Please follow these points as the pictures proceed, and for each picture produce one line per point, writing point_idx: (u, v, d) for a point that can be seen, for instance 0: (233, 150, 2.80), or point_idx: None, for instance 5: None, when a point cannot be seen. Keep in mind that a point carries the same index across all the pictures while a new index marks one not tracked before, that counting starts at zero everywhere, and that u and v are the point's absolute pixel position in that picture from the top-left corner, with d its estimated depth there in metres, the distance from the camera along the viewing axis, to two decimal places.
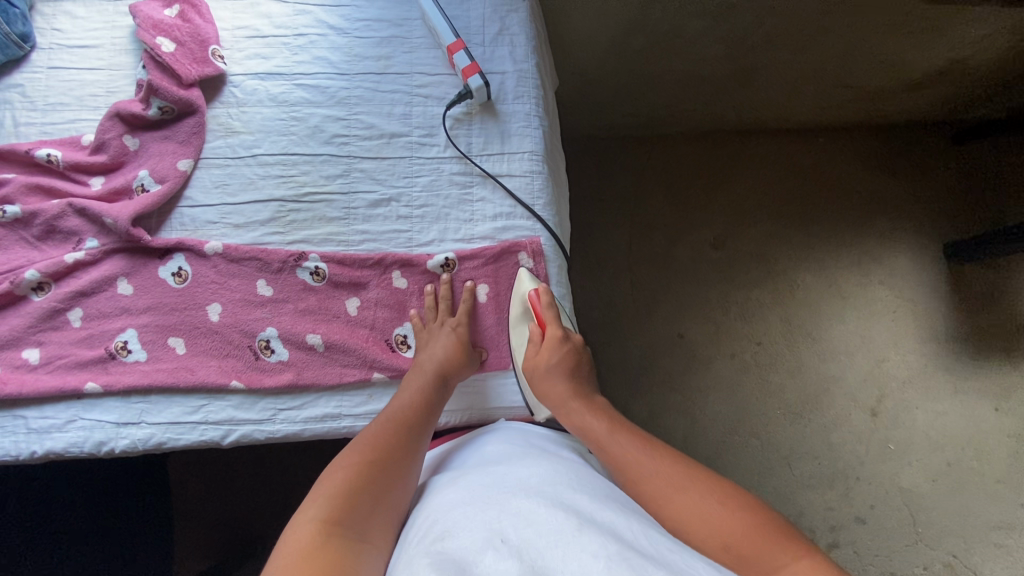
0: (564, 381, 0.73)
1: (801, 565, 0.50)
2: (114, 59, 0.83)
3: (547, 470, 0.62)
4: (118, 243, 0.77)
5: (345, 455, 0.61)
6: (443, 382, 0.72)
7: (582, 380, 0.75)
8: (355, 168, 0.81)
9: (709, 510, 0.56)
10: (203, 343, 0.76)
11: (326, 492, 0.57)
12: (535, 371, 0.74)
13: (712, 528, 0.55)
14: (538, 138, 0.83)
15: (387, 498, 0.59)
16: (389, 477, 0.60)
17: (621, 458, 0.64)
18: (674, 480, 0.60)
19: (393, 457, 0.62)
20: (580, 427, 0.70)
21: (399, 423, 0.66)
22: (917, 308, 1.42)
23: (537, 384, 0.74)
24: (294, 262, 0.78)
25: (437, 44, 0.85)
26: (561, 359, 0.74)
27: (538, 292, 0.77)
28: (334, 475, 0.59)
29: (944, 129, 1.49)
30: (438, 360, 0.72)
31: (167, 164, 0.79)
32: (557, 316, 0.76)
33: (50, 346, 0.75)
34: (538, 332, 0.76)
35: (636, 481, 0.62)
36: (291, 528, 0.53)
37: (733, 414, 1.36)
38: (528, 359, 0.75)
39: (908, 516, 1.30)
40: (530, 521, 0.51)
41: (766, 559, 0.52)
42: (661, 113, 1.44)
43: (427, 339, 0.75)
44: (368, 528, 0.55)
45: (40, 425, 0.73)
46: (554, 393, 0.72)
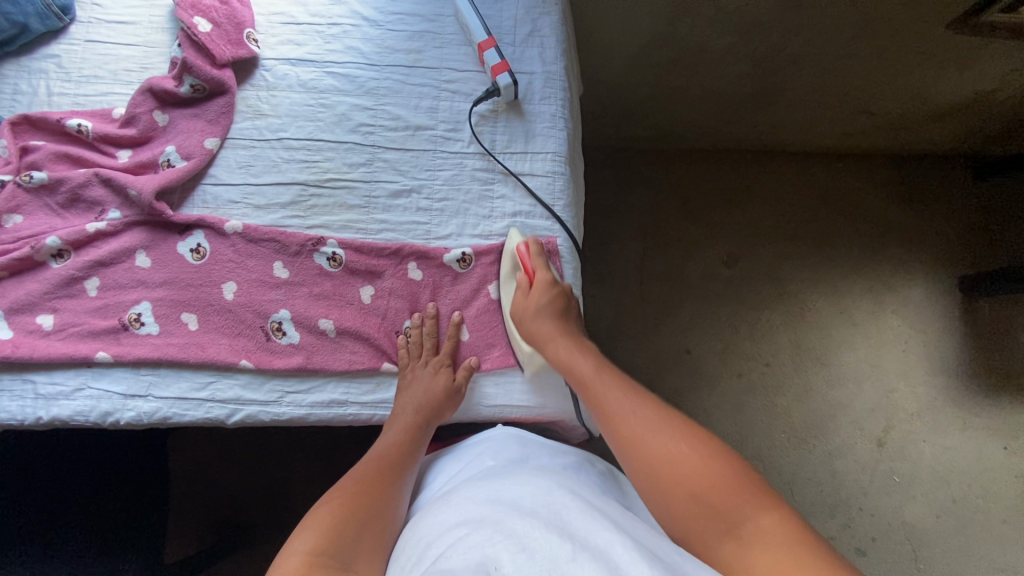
0: (552, 321, 0.74)
1: (768, 521, 0.51)
2: (150, 36, 0.84)
3: (536, 480, 0.60)
4: (140, 216, 0.78)
5: (333, 493, 0.63)
6: (427, 423, 0.73)
7: (569, 325, 0.76)
8: (379, 158, 0.82)
9: (684, 452, 0.57)
10: (216, 321, 0.76)
11: (316, 527, 0.57)
12: (524, 314, 0.75)
13: (684, 471, 0.56)
14: (562, 140, 0.83)
15: (375, 527, 0.59)
16: (375, 509, 0.61)
17: (604, 399, 0.66)
18: (655, 424, 0.61)
19: (378, 491, 0.63)
20: (568, 361, 0.71)
21: (385, 459, 0.68)
22: (929, 340, 1.40)
23: (525, 325, 0.75)
24: (312, 246, 0.78)
25: (468, 42, 0.86)
26: (549, 302, 0.75)
27: (527, 243, 0.78)
28: (323, 510, 0.60)
29: (964, 162, 1.49)
30: (422, 405, 0.72)
31: (194, 142, 0.79)
32: (546, 264, 0.77)
33: (65, 313, 0.75)
34: (527, 281, 0.77)
35: (614, 420, 0.63)
36: (280, 560, 0.53)
37: (736, 435, 1.35)
38: (516, 303, 0.77)
39: (910, 551, 1.27)
40: (522, 544, 0.48)
41: (735, 512, 0.53)
42: (681, 128, 1.45)
43: (413, 379, 0.75)
44: (357, 556, 0.55)
45: (49, 391, 0.73)
46: (543, 331, 0.73)
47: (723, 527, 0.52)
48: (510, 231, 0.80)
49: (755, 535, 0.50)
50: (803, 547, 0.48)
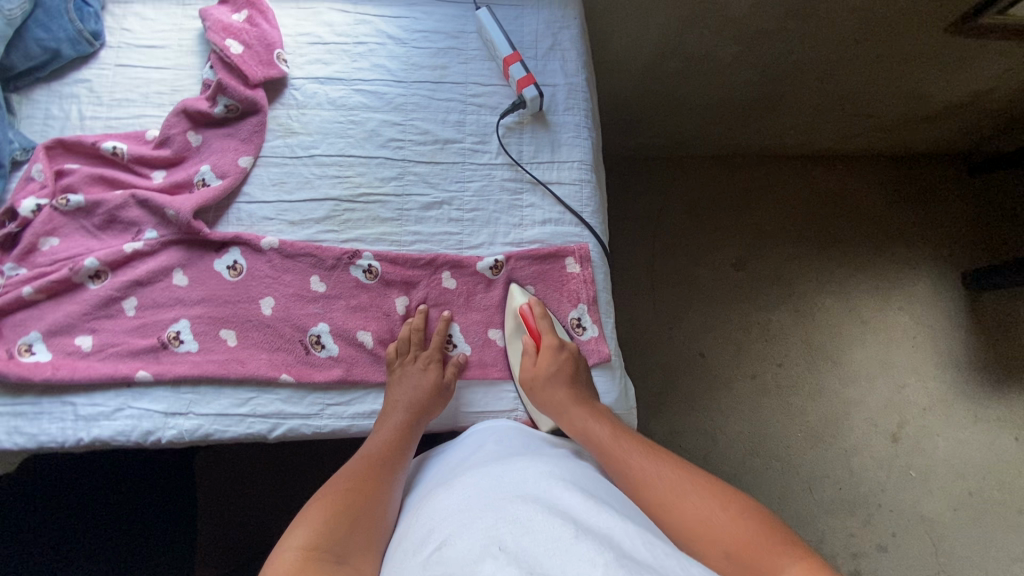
0: (564, 390, 0.72)
1: (802, 565, 0.49)
2: (180, 59, 0.86)
3: (539, 467, 0.61)
4: (177, 234, 0.78)
5: (325, 490, 0.61)
6: (419, 419, 0.71)
7: (583, 389, 0.74)
8: (409, 172, 0.83)
9: (712, 516, 0.56)
10: (255, 336, 0.77)
11: (308, 521, 0.55)
12: (534, 383, 0.74)
13: (714, 533, 0.55)
14: (587, 149, 0.86)
15: (367, 523, 0.58)
16: (367, 506, 0.59)
17: (626, 465, 0.64)
18: (679, 488, 0.60)
19: (369, 486, 0.61)
20: (584, 430, 0.69)
21: (377, 456, 0.66)
22: (935, 334, 1.43)
23: (537, 397, 0.74)
24: (348, 259, 0.79)
25: (491, 57, 0.88)
26: (558, 369, 0.74)
27: (531, 306, 0.79)
28: (314, 506, 0.58)
29: (960, 161, 1.53)
30: (411, 395, 0.72)
31: (228, 161, 0.81)
32: (551, 327, 0.77)
33: (103, 334, 0.75)
34: (532, 346, 0.77)
35: (638, 487, 0.62)
36: (274, 557, 0.52)
37: (754, 435, 1.35)
38: (526, 373, 0.76)
39: (931, 545, 1.28)
40: (526, 528, 0.49)
41: (766, 563, 0.51)
42: (687, 135, 1.48)
43: (402, 370, 0.75)
44: (351, 551, 0.54)
45: (88, 412, 0.73)
46: (555, 399, 0.72)
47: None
48: (512, 288, 0.81)
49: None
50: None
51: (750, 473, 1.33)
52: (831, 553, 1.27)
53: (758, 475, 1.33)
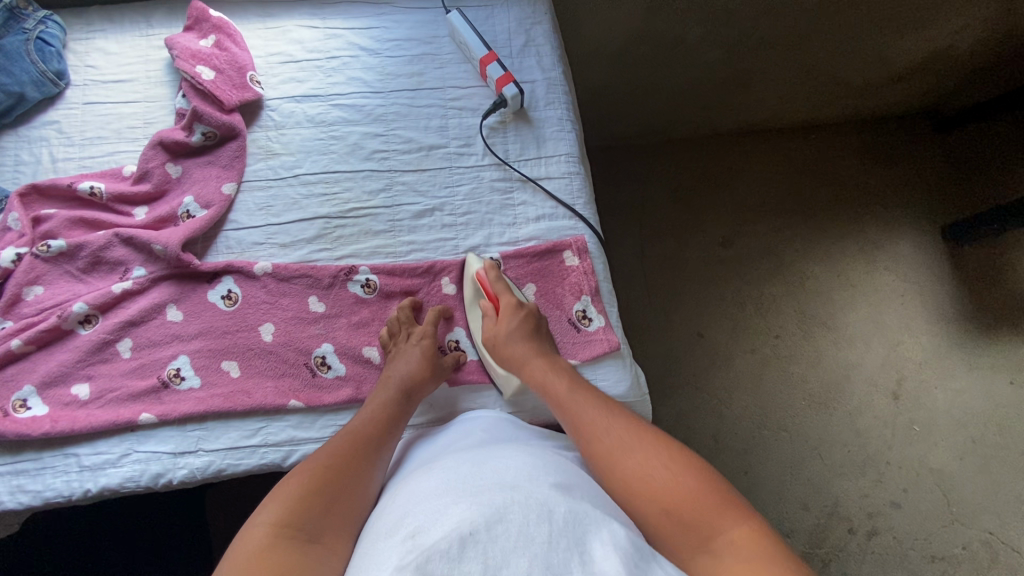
0: (521, 347, 0.71)
1: (740, 531, 0.49)
2: (150, 91, 0.84)
3: (524, 456, 0.59)
4: (166, 269, 0.77)
5: (305, 461, 0.59)
6: (409, 398, 0.69)
7: (544, 345, 0.72)
8: (397, 182, 0.82)
9: (657, 472, 0.56)
10: (258, 364, 0.75)
11: (282, 496, 0.55)
12: (495, 342, 0.73)
13: (659, 485, 0.55)
14: (572, 142, 0.86)
15: (343, 503, 0.57)
16: (347, 484, 0.58)
17: (579, 415, 0.63)
18: (628, 441, 0.59)
19: (352, 464, 0.60)
20: (542, 383, 0.68)
21: (365, 432, 0.64)
22: (922, 289, 1.45)
23: (498, 353, 0.73)
24: (345, 276, 0.78)
25: (467, 59, 0.88)
26: (516, 326, 0.72)
27: (485, 269, 0.77)
28: (291, 480, 0.57)
29: (927, 119, 1.57)
30: (402, 374, 0.70)
31: (211, 189, 0.79)
32: (507, 288, 0.75)
33: (100, 379, 0.73)
34: (492, 307, 0.75)
35: (587, 438, 0.61)
36: (241, 534, 0.52)
37: (760, 409, 1.36)
38: (486, 333, 0.75)
39: (941, 496, 1.30)
40: (501, 516, 0.48)
41: (708, 524, 0.51)
42: (663, 120, 1.49)
43: (396, 348, 0.73)
44: (323, 532, 0.54)
45: (93, 462, 0.70)
46: (514, 355, 0.70)
47: (699, 541, 0.51)
48: (467, 258, 0.80)
49: (728, 548, 0.49)
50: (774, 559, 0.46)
51: (761, 446, 1.33)
52: (847, 516, 1.28)
53: (768, 448, 1.34)
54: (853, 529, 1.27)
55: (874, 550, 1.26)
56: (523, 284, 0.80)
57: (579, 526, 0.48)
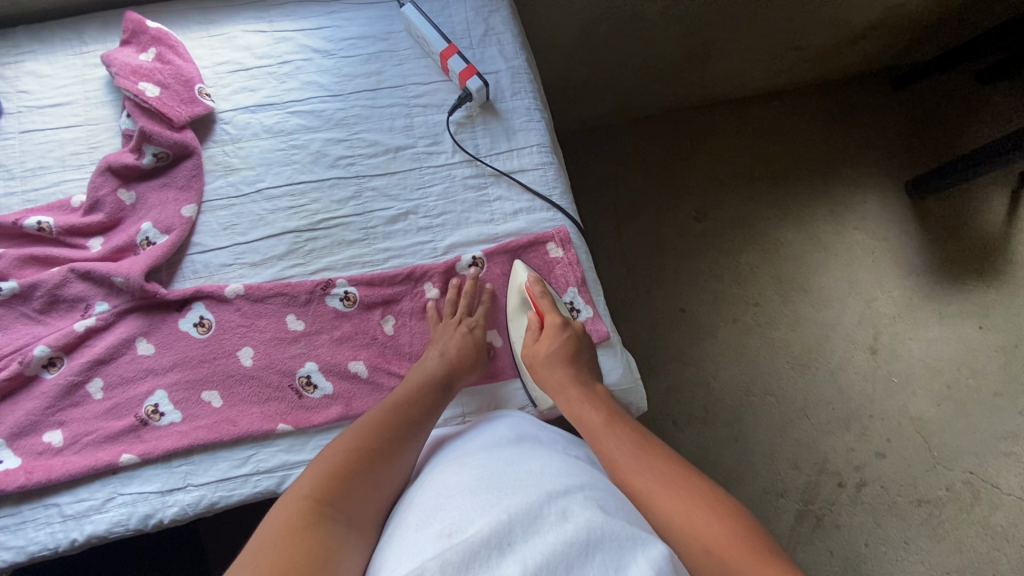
0: (560, 367, 0.70)
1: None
2: (92, 113, 0.79)
3: (558, 462, 0.59)
4: (131, 302, 0.73)
5: (342, 438, 0.61)
6: (445, 384, 0.69)
7: (585, 368, 0.72)
8: (367, 188, 0.79)
9: (696, 513, 0.54)
10: (240, 391, 0.72)
11: (319, 471, 0.57)
12: (534, 360, 0.72)
13: (696, 528, 0.53)
14: (542, 130, 0.84)
15: (377, 487, 0.58)
16: (377, 471, 0.59)
17: (615, 452, 0.63)
18: (670, 482, 0.58)
19: (388, 447, 0.61)
20: (577, 413, 0.68)
21: (397, 417, 0.64)
22: (892, 244, 1.49)
23: (536, 373, 0.72)
24: (322, 290, 0.75)
25: (426, 53, 0.85)
26: (557, 348, 0.71)
27: (531, 283, 0.76)
28: (323, 459, 0.59)
29: (882, 76, 1.60)
30: (445, 360, 0.70)
31: (170, 213, 0.75)
32: (552, 304, 0.75)
33: (74, 424, 0.69)
34: (537, 321, 0.74)
35: (625, 476, 0.60)
36: (281, 502, 0.54)
37: (746, 376, 1.39)
38: (524, 348, 0.74)
39: (923, 443, 1.34)
40: (535, 524, 0.48)
41: (750, 572, 0.48)
42: (628, 98, 1.48)
43: (436, 335, 0.73)
44: (357, 512, 0.56)
45: (76, 510, 0.67)
46: (553, 378, 0.70)
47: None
48: (517, 266, 0.78)
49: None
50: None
51: (749, 413, 1.36)
52: (836, 470, 1.32)
53: (757, 414, 1.36)
54: (843, 483, 1.31)
55: (864, 500, 1.30)
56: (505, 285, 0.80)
57: (615, 539, 0.48)
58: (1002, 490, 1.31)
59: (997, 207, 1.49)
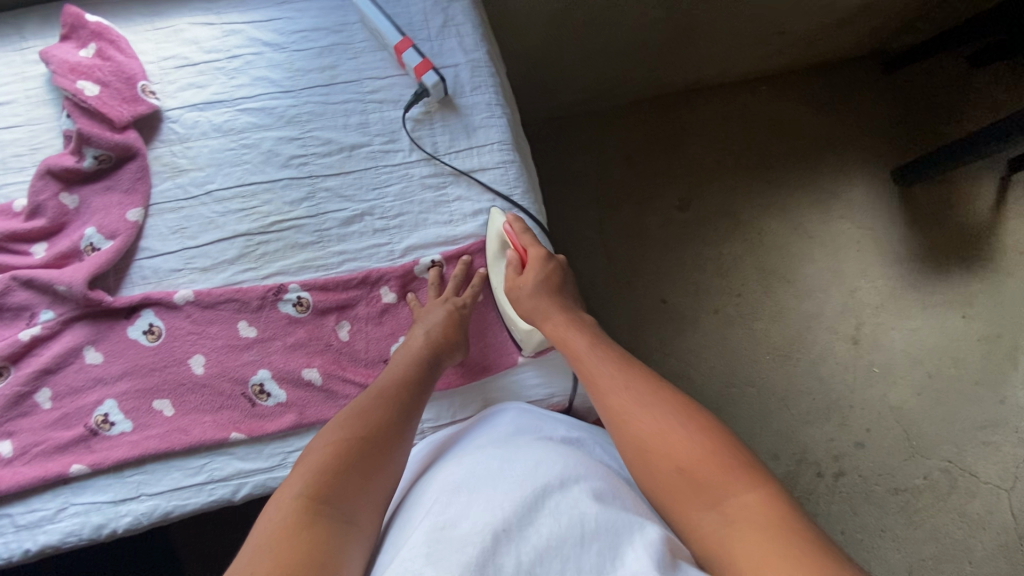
0: (546, 300, 0.71)
1: (750, 497, 0.48)
2: (33, 112, 0.76)
3: (554, 452, 0.57)
4: (77, 309, 0.71)
5: (332, 430, 0.57)
6: (433, 363, 0.67)
7: (567, 301, 0.73)
8: (320, 188, 0.77)
9: (674, 434, 0.54)
10: (192, 400, 0.71)
11: (312, 468, 0.53)
12: (519, 292, 0.72)
13: (670, 448, 0.54)
14: (503, 127, 0.81)
15: (378, 480, 0.55)
16: (377, 459, 0.55)
17: (597, 371, 0.63)
18: (646, 402, 0.58)
19: (382, 433, 0.57)
20: (564, 337, 0.68)
21: (392, 399, 0.61)
22: (877, 232, 1.46)
23: (521, 303, 0.72)
24: (275, 296, 0.74)
25: (382, 46, 0.82)
26: (545, 279, 0.72)
27: (511, 222, 0.75)
28: (316, 450, 0.55)
29: (872, 60, 1.55)
30: (432, 335, 0.69)
31: (115, 217, 0.73)
32: (534, 240, 0.74)
33: (23, 435, 0.68)
34: (517, 257, 0.74)
35: (602, 391, 0.61)
36: (273, 504, 0.50)
37: (727, 367, 1.37)
38: (507, 282, 0.73)
39: (902, 432, 1.34)
40: (529, 521, 0.47)
41: (720, 486, 0.50)
42: (609, 84, 1.44)
43: (423, 314, 0.72)
44: (355, 510, 0.52)
45: (28, 520, 0.66)
46: (540, 308, 0.70)
47: (708, 499, 0.50)
48: (491, 211, 0.78)
49: (739, 510, 0.48)
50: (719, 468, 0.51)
51: (730, 404, 1.35)
52: (815, 460, 1.32)
53: (737, 405, 1.35)
54: (821, 472, 1.31)
55: (842, 489, 1.30)
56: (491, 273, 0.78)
57: (611, 531, 0.46)
58: (979, 478, 1.31)
59: (985, 194, 1.46)
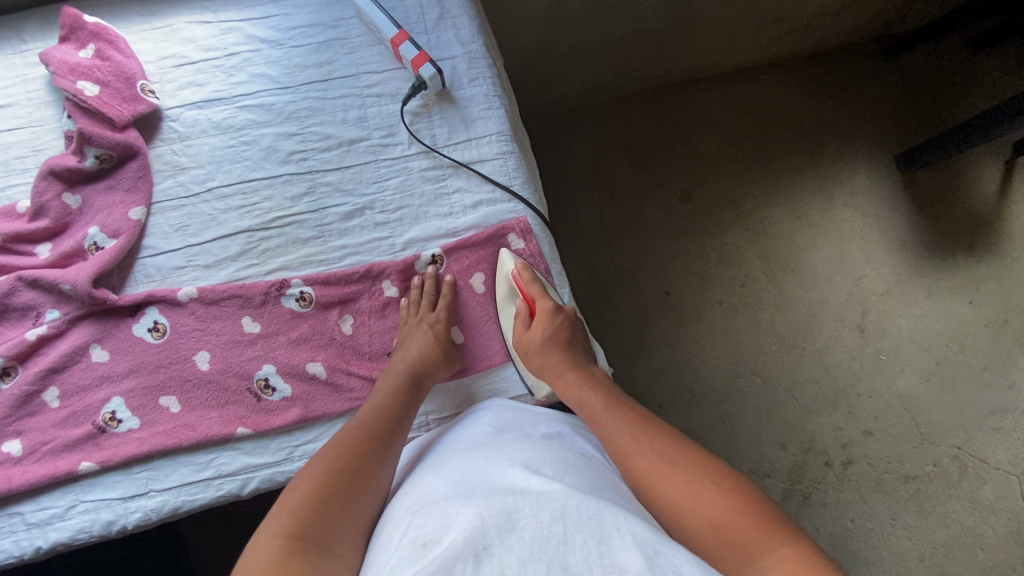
0: (556, 355, 0.70)
1: (785, 553, 0.47)
2: (35, 114, 0.76)
3: (533, 452, 0.57)
4: (83, 308, 0.71)
5: (311, 466, 0.57)
6: (414, 388, 0.68)
7: (578, 353, 0.72)
8: (320, 183, 0.77)
9: (699, 491, 0.53)
10: (198, 396, 0.71)
11: (290, 505, 0.53)
12: (528, 348, 0.71)
13: (699, 511, 0.52)
14: (501, 118, 0.81)
15: (355, 507, 0.55)
16: (354, 489, 0.56)
17: (615, 435, 0.60)
18: (668, 460, 0.56)
19: (358, 462, 0.58)
20: (577, 395, 0.67)
21: (369, 426, 0.62)
22: (882, 220, 1.45)
23: (532, 360, 0.71)
24: (277, 291, 0.74)
25: (379, 40, 0.82)
26: (553, 333, 0.71)
27: (518, 270, 0.75)
28: (293, 488, 0.55)
29: (873, 45, 1.54)
30: (412, 360, 0.69)
31: (118, 216, 0.73)
32: (542, 290, 0.73)
33: (31, 433, 0.69)
34: (526, 309, 0.73)
35: (622, 449, 0.59)
36: (252, 548, 0.50)
37: (732, 357, 1.37)
38: (517, 336, 0.73)
39: (911, 419, 1.33)
40: (513, 524, 0.46)
41: (755, 543, 0.48)
42: (608, 76, 1.43)
43: (405, 338, 0.72)
44: (333, 541, 0.52)
45: (38, 518, 0.67)
46: (551, 365, 0.70)
47: (745, 560, 0.48)
48: (501, 254, 0.77)
49: (776, 567, 0.46)
50: (757, 524, 0.49)
51: (736, 395, 1.35)
52: (823, 449, 1.31)
53: (742, 395, 1.35)
54: (830, 461, 1.31)
55: (851, 478, 1.30)
56: (472, 274, 0.78)
57: (594, 522, 0.47)
58: (990, 464, 1.30)
59: (990, 178, 1.45)
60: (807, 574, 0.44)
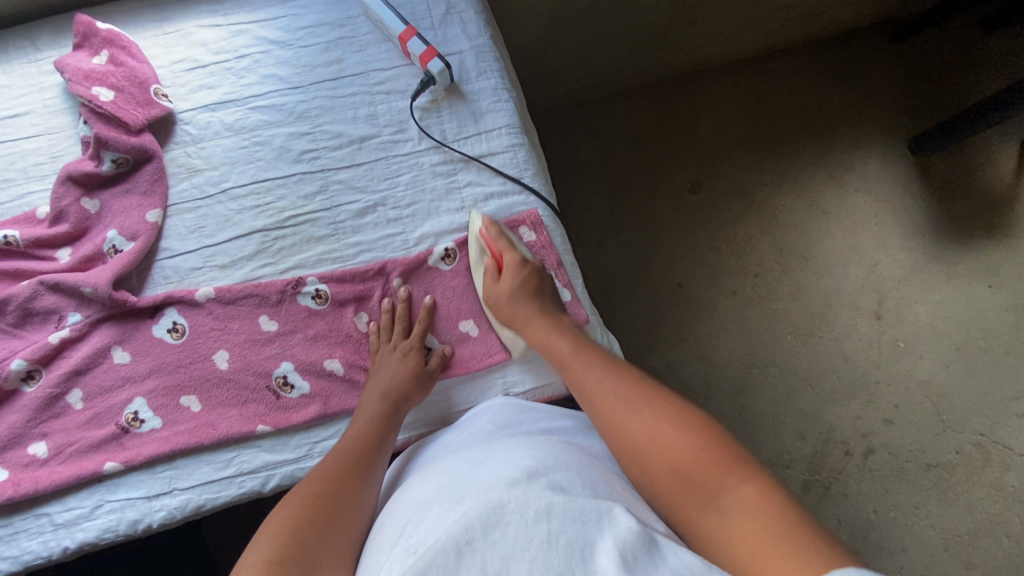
0: (525, 305, 0.72)
1: (746, 491, 0.48)
2: (51, 121, 0.78)
3: (523, 446, 0.57)
4: (103, 311, 0.72)
5: (292, 496, 0.56)
6: (394, 415, 0.68)
7: (547, 303, 0.74)
8: (333, 181, 0.78)
9: (664, 434, 0.54)
10: (218, 395, 0.72)
11: (275, 528, 0.52)
12: (499, 300, 0.73)
13: (663, 451, 0.54)
14: (510, 110, 0.81)
15: (342, 525, 0.54)
16: (339, 508, 0.55)
17: (587, 381, 0.63)
18: (635, 404, 0.58)
19: (341, 486, 0.58)
20: (546, 343, 0.69)
21: (350, 452, 0.63)
22: (896, 206, 1.43)
23: (502, 311, 0.73)
24: (293, 289, 0.74)
25: (386, 37, 0.82)
26: (521, 283, 0.73)
27: (487, 226, 0.75)
28: (279, 512, 0.54)
29: (883, 28, 1.52)
30: (386, 388, 0.69)
31: (136, 219, 0.74)
32: (510, 244, 0.75)
33: (56, 435, 0.70)
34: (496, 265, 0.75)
35: (591, 397, 0.61)
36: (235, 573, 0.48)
37: (748, 348, 1.36)
38: (487, 290, 0.75)
39: (932, 407, 1.31)
40: (498, 519, 0.46)
41: (715, 482, 0.50)
42: (615, 69, 1.43)
43: (380, 364, 0.72)
44: (320, 559, 0.50)
45: (65, 519, 0.68)
46: (519, 315, 0.71)
47: (704, 499, 0.50)
48: (472, 216, 0.77)
49: (734, 505, 0.48)
50: (718, 464, 0.51)
51: (752, 385, 1.33)
52: (843, 438, 1.30)
53: (758, 386, 1.34)
54: (850, 451, 1.29)
55: (872, 467, 1.28)
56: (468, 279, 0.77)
57: (580, 519, 0.46)
58: (1014, 450, 1.28)
59: (1005, 160, 1.42)
60: (769, 512, 0.46)
